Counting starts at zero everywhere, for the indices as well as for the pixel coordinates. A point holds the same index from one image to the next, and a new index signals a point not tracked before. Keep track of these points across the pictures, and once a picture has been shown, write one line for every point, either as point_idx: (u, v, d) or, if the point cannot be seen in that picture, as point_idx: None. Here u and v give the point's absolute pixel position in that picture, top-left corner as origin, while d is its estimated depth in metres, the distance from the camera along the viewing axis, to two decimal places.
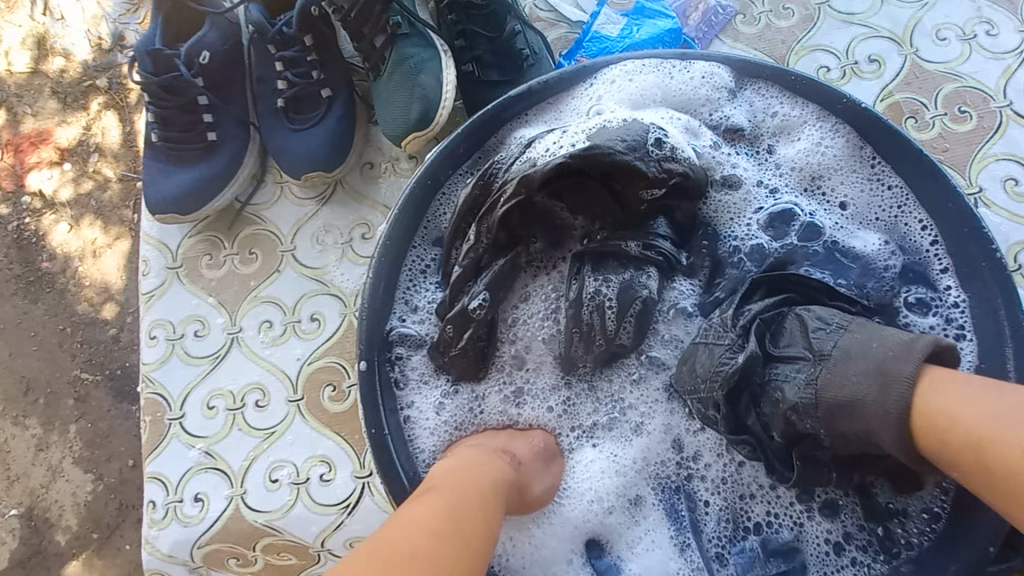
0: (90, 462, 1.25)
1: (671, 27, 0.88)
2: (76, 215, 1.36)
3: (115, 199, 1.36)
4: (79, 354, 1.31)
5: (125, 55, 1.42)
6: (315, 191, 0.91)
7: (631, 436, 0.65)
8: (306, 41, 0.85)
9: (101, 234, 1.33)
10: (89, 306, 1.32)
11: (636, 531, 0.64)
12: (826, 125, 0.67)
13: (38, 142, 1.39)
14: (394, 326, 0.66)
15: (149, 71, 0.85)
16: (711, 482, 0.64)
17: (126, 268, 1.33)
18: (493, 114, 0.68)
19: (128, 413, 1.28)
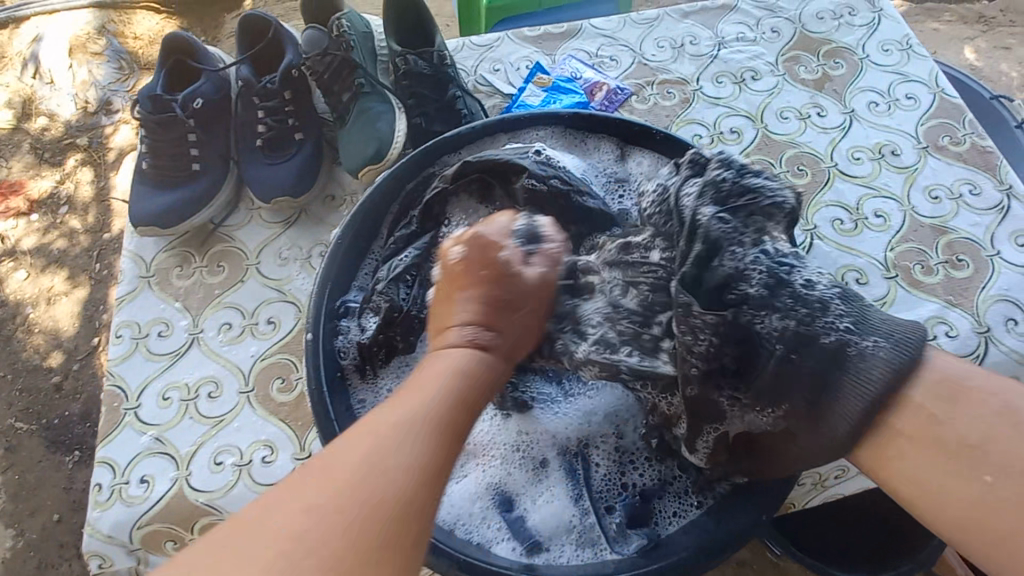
0: (12, 517, 1.38)
1: (582, 100, 1.14)
2: (35, 263, 1.64)
3: (79, 250, 1.66)
4: (15, 404, 1.50)
5: (109, 117, 1.82)
6: (281, 216, 1.06)
7: (545, 407, 0.76)
8: (285, 95, 1.04)
9: (60, 283, 1.62)
10: (34, 352, 1.55)
11: (540, 487, 0.72)
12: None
13: (8, 194, 1.72)
14: (341, 302, 0.80)
15: (148, 110, 1.02)
16: (606, 448, 0.73)
17: (76, 314, 1.59)
18: (433, 146, 0.86)
19: (53, 466, 1.44)
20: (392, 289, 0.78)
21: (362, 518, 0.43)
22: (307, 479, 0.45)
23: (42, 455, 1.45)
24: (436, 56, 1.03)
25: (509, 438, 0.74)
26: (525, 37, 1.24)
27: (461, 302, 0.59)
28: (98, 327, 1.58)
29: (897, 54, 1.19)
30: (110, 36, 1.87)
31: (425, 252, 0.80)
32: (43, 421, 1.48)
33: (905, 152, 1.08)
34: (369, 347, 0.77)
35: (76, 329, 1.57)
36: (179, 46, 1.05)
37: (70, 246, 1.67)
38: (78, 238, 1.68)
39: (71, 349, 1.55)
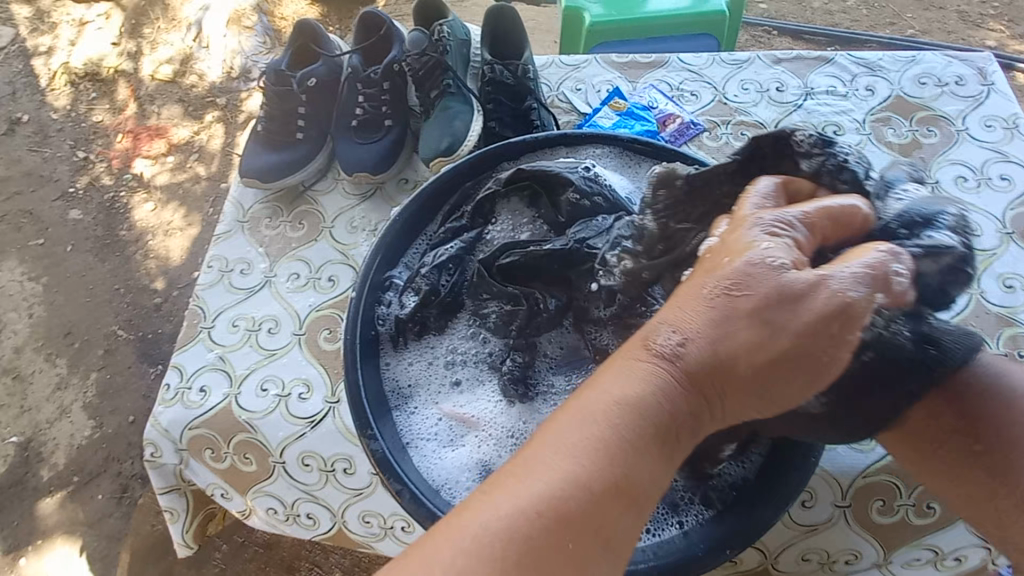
0: (97, 410, 1.63)
1: (652, 129, 1.17)
2: (163, 198, 1.92)
3: (199, 193, 1.93)
4: (121, 314, 1.77)
5: (246, 84, 2.10)
6: (359, 190, 1.19)
7: (546, 403, 0.81)
8: (384, 85, 1.17)
9: (178, 219, 1.89)
10: (144, 273, 1.81)
11: None
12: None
13: (154, 136, 2.02)
14: (388, 274, 0.89)
15: (271, 83, 1.19)
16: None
17: (186, 247, 1.85)
18: (497, 150, 0.93)
19: (138, 373, 1.68)
20: (434, 273, 0.86)
21: (581, 532, 0.46)
22: (534, 475, 0.48)
23: (131, 362, 1.69)
24: (521, 69, 1.12)
25: (507, 423, 0.80)
26: (612, 63, 1.30)
27: (699, 312, 0.51)
28: (199, 261, 1.83)
29: (1000, 131, 1.13)
30: (262, 15, 2.13)
31: (469, 245, 0.87)
32: (139, 333, 1.73)
33: (986, 234, 1.02)
34: (403, 319, 0.86)
35: (182, 260, 1.83)
36: (308, 32, 1.22)
37: (193, 188, 1.94)
38: (200, 182, 1.96)
39: (173, 277, 1.81)
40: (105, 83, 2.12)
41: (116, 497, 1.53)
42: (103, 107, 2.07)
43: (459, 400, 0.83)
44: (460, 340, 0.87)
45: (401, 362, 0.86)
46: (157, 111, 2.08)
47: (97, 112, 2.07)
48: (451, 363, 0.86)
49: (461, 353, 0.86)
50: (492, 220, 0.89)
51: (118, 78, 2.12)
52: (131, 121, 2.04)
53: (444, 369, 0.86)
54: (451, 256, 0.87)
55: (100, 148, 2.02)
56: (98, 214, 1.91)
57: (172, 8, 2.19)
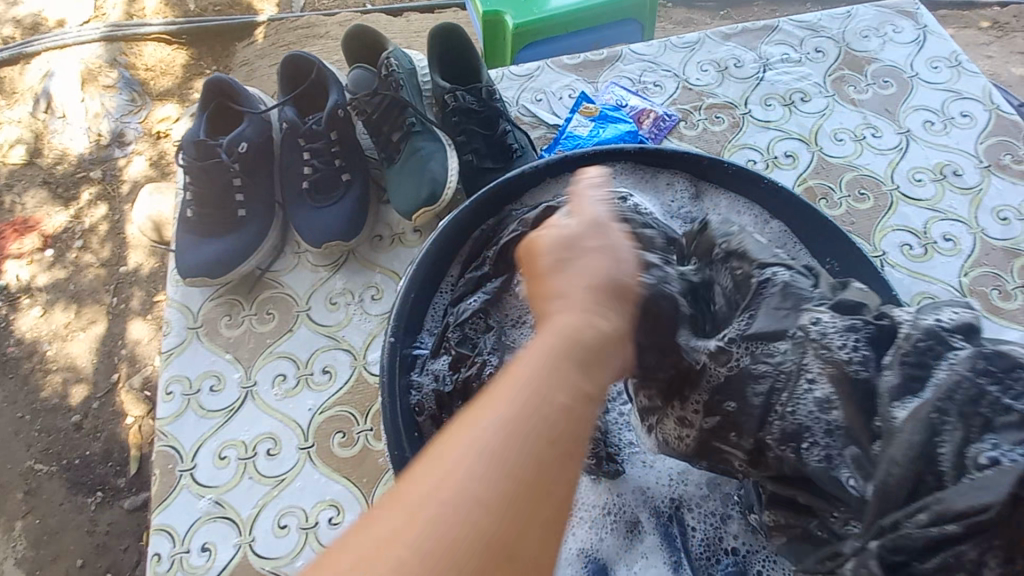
0: (34, 564, 1.34)
1: (631, 129, 1.11)
2: (51, 300, 1.60)
3: (94, 285, 1.62)
4: (35, 445, 1.46)
5: (121, 148, 1.80)
6: (329, 259, 1.03)
7: (635, 467, 0.72)
8: (331, 136, 1.01)
9: (76, 320, 1.58)
10: (52, 391, 1.51)
11: (634, 552, 0.68)
12: (762, 214, 0.83)
13: (22, 231, 1.68)
14: (412, 346, 0.78)
15: (192, 156, 0.99)
16: (701, 510, 0.69)
17: (96, 351, 1.54)
18: (502, 185, 0.85)
19: (76, 508, 1.39)
20: (466, 333, 0.78)
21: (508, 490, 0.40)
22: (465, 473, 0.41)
23: (63, 497, 1.40)
24: (484, 90, 1.01)
25: (597, 500, 0.71)
26: (565, 65, 1.22)
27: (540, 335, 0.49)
28: (117, 362, 1.53)
29: (945, 71, 1.18)
30: (122, 68, 1.86)
31: (495, 297, 0.79)
32: (64, 462, 1.43)
33: (968, 172, 1.06)
34: (436, 395, 0.75)
35: (95, 365, 1.53)
36: (221, 89, 1.04)
37: (84, 280, 1.63)
38: (91, 272, 1.64)
39: (90, 388, 1.50)
40: None
41: None
42: None
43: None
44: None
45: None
46: (19, 200, 1.73)
47: None
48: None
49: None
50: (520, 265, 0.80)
51: None
52: None
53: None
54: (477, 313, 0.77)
55: None
56: None
57: (9, 80, 1.86)
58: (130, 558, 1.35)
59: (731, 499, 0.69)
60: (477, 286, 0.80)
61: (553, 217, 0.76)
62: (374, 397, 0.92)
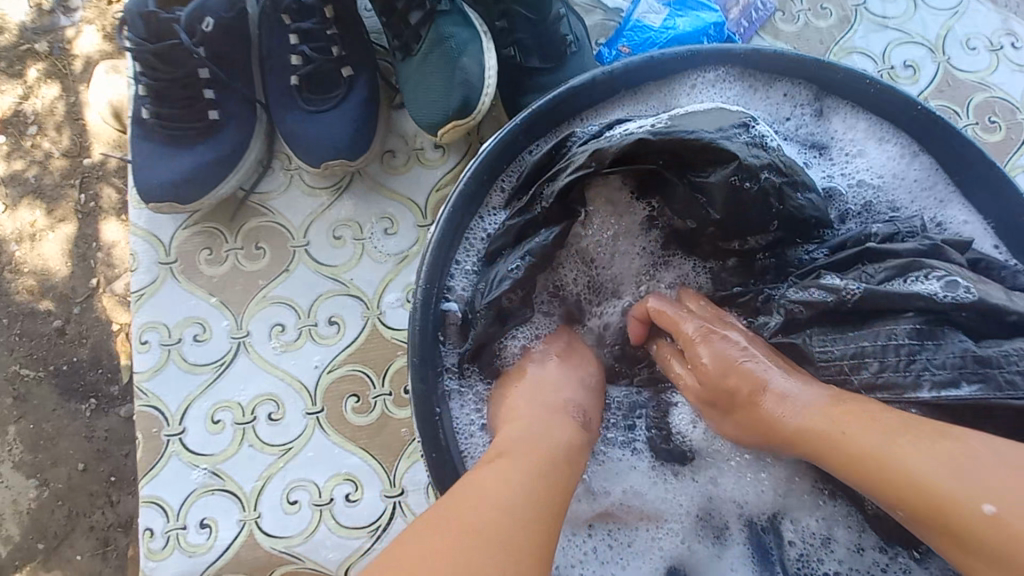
0: (34, 467, 1.27)
1: (716, 21, 0.85)
2: (12, 194, 1.38)
3: (55, 179, 1.38)
4: (18, 349, 1.32)
5: (68, 17, 1.44)
6: (330, 181, 0.82)
7: (731, 476, 0.61)
8: (325, 13, 0.77)
9: (42, 219, 1.37)
10: (28, 294, 1.34)
11: (723, 564, 0.60)
12: (909, 143, 0.64)
13: None
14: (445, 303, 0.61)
15: (141, 35, 0.74)
16: (803, 525, 0.60)
17: (68, 251, 1.35)
18: (564, 98, 0.62)
19: (69, 414, 1.29)
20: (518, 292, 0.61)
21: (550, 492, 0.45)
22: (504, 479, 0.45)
23: (56, 404, 1.30)
24: None
25: (682, 505, 0.61)
26: None
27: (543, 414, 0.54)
28: (94, 266, 1.35)
29: None
30: None
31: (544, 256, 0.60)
32: (51, 368, 1.31)
33: None
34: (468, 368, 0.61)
35: (70, 269, 1.35)
36: None
37: (45, 173, 1.39)
38: (52, 164, 1.39)
39: (67, 294, 1.34)
40: None
41: (99, 554, 1.25)
42: None
43: (612, 485, 0.61)
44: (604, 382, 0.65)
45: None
46: None
47: None
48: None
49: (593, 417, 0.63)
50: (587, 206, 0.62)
51: None
52: None
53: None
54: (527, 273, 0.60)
55: None
56: None
57: None
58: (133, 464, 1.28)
59: (835, 514, 0.59)
60: (520, 237, 0.61)
61: (646, 150, 0.56)
62: (394, 355, 0.77)
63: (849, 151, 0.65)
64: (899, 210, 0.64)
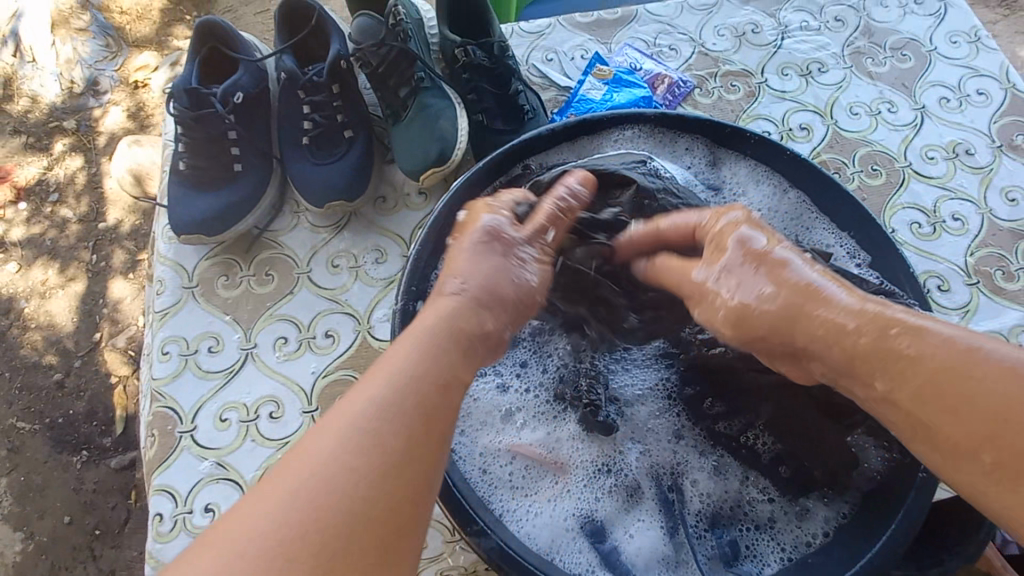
0: (20, 520, 1.32)
1: (646, 94, 1.07)
2: (28, 255, 1.53)
3: (71, 241, 1.55)
4: (16, 403, 1.42)
5: (97, 98, 1.69)
6: (332, 220, 0.99)
7: (637, 436, 0.73)
8: (333, 89, 0.96)
9: (54, 277, 1.51)
10: (32, 349, 1.45)
11: (632, 513, 0.68)
12: (780, 184, 0.82)
13: None
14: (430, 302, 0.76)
15: (184, 106, 0.94)
16: (698, 480, 0.70)
17: (74, 308, 1.49)
18: (517, 148, 0.80)
19: (60, 465, 1.36)
20: None
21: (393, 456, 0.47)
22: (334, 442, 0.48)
23: (47, 456, 1.37)
24: (496, 46, 0.96)
25: (594, 458, 0.71)
26: (578, 24, 1.16)
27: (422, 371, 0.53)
28: (98, 321, 1.48)
29: (964, 46, 1.15)
30: (95, 9, 1.74)
31: None
32: (47, 421, 1.39)
33: (980, 152, 1.05)
34: None
35: (75, 324, 1.48)
36: (213, 34, 0.97)
37: (62, 235, 1.56)
38: (68, 228, 1.57)
39: (69, 347, 1.46)
40: None
41: None
42: None
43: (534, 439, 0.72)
44: (548, 355, 0.77)
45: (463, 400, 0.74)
46: None
47: None
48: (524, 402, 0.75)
49: (519, 385, 0.75)
50: None
51: None
52: None
53: (502, 415, 0.73)
54: None
55: None
56: None
57: None
58: (118, 516, 1.34)
59: (727, 469, 0.70)
60: None
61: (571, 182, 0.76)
62: None
63: (738, 192, 0.83)
64: (779, 234, 0.80)
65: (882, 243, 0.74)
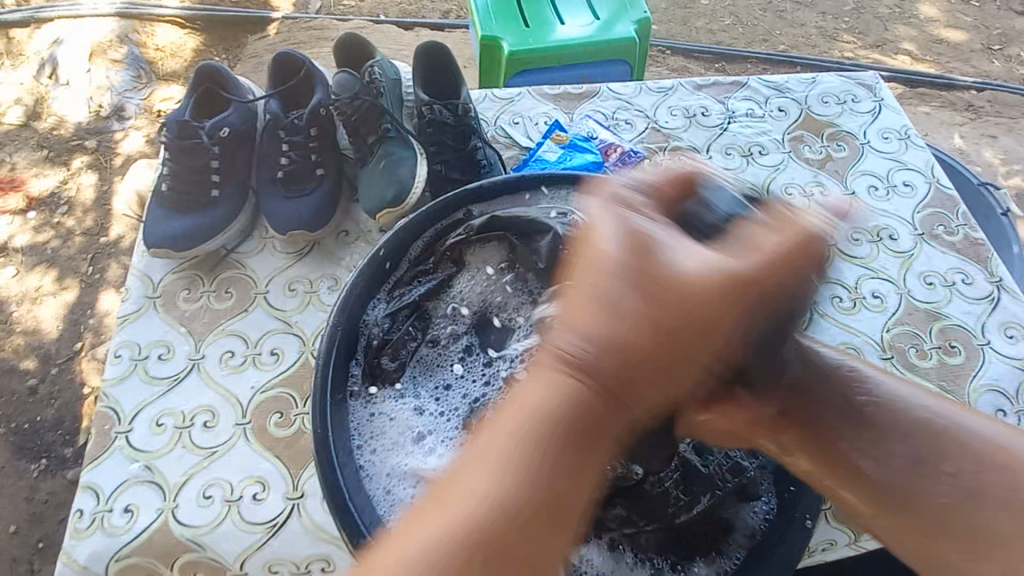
0: None
1: (596, 160, 1.17)
2: (27, 262, 1.61)
3: (71, 252, 1.63)
4: None
5: (120, 122, 1.83)
6: (294, 248, 1.07)
7: None
8: (311, 131, 1.07)
9: (49, 284, 1.59)
10: (12, 352, 1.50)
11: None
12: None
13: (7, 190, 1.70)
14: (360, 327, 0.82)
15: (175, 135, 1.04)
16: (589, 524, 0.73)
17: (61, 316, 1.55)
18: (460, 196, 0.89)
19: (17, 473, 1.38)
20: (408, 321, 0.83)
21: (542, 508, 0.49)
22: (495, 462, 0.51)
23: (5, 461, 1.39)
24: (460, 108, 1.07)
25: None
26: (546, 94, 1.29)
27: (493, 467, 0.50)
28: (82, 331, 1.54)
29: (894, 142, 1.26)
30: (132, 45, 1.92)
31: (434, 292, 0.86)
32: (13, 426, 1.42)
33: (902, 237, 1.13)
34: (366, 376, 0.80)
35: (59, 332, 1.53)
36: (212, 76, 1.09)
37: (63, 246, 1.65)
38: (71, 239, 1.66)
39: (48, 354, 1.51)
40: None
41: None
42: None
43: (439, 465, 0.76)
44: (466, 386, 0.81)
45: (378, 420, 0.78)
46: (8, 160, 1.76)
47: None
48: (436, 425, 0.79)
49: (434, 409, 0.80)
50: (463, 266, 0.87)
51: None
52: None
53: (413, 435, 0.77)
54: (418, 301, 0.84)
55: None
56: None
57: (17, 42, 1.91)
58: (64, 530, 1.33)
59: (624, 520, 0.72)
60: (413, 280, 0.86)
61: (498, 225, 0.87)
62: None
63: None
64: None
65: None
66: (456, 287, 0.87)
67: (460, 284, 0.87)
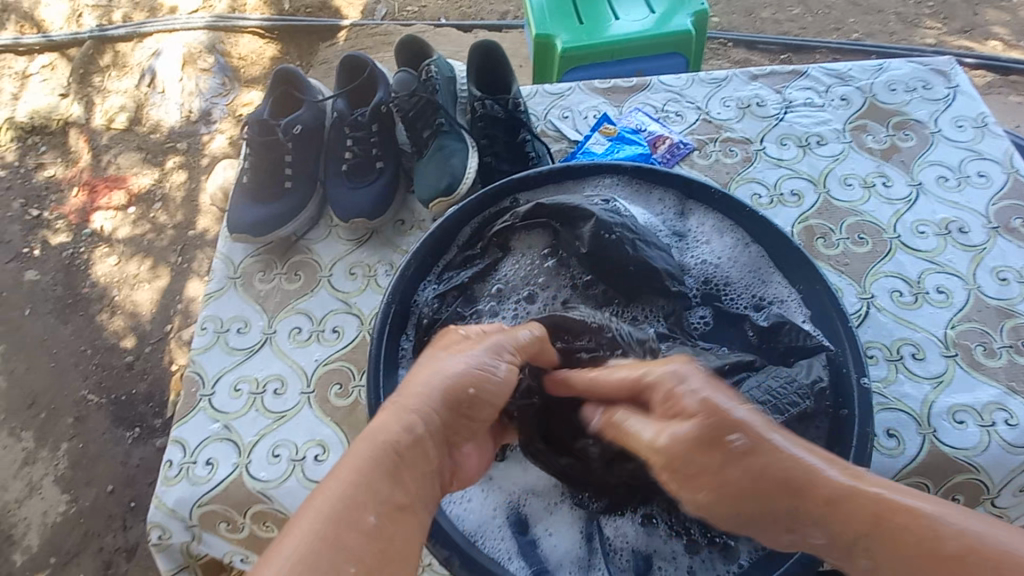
0: (71, 482, 1.51)
1: (644, 152, 1.19)
2: (127, 251, 1.82)
3: (164, 243, 1.83)
4: (91, 376, 1.65)
5: (207, 125, 2.03)
6: (355, 235, 1.16)
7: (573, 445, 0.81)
8: (373, 128, 1.15)
9: (145, 271, 1.79)
10: (114, 331, 1.70)
11: (557, 515, 0.78)
12: (742, 237, 0.89)
13: (112, 187, 1.93)
14: (410, 307, 0.87)
15: (255, 132, 1.16)
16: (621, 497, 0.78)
17: (155, 300, 1.75)
18: (508, 185, 0.93)
19: (114, 439, 1.56)
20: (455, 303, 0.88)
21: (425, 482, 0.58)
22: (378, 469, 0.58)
23: (105, 428, 1.58)
24: (511, 103, 1.12)
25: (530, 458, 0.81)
26: (596, 89, 1.31)
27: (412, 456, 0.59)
28: (172, 314, 1.72)
29: (970, 130, 1.19)
30: (218, 55, 2.10)
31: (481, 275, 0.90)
32: (112, 396, 1.61)
33: (974, 231, 1.07)
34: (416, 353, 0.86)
35: (153, 314, 1.72)
36: (288, 79, 1.21)
37: (157, 238, 1.85)
38: (164, 231, 1.86)
39: (143, 333, 1.70)
40: (54, 135, 2.02)
41: None
42: (53, 159, 1.97)
43: None
44: None
45: None
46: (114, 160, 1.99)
47: (48, 166, 1.97)
48: None
49: None
50: (508, 252, 0.91)
51: (67, 127, 2.03)
52: (87, 173, 1.95)
53: None
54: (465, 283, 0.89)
55: (54, 204, 1.91)
56: (57, 273, 1.80)
57: (121, 55, 2.14)
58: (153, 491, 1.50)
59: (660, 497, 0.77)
60: (463, 265, 0.91)
61: (545, 212, 0.89)
62: None
63: (703, 238, 0.91)
64: (733, 280, 0.87)
65: (823, 304, 0.82)
66: (502, 271, 0.91)
67: (505, 269, 0.91)
